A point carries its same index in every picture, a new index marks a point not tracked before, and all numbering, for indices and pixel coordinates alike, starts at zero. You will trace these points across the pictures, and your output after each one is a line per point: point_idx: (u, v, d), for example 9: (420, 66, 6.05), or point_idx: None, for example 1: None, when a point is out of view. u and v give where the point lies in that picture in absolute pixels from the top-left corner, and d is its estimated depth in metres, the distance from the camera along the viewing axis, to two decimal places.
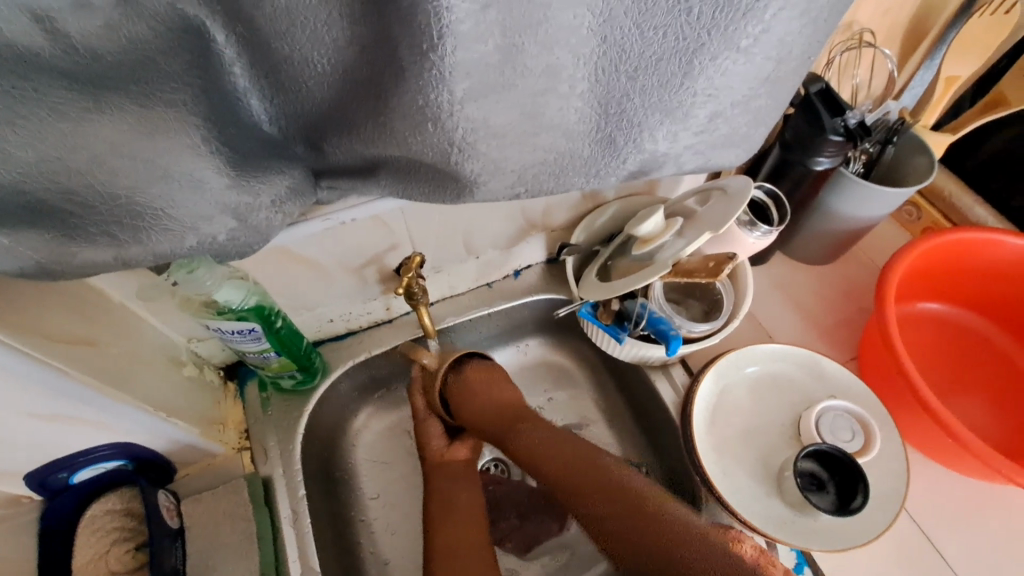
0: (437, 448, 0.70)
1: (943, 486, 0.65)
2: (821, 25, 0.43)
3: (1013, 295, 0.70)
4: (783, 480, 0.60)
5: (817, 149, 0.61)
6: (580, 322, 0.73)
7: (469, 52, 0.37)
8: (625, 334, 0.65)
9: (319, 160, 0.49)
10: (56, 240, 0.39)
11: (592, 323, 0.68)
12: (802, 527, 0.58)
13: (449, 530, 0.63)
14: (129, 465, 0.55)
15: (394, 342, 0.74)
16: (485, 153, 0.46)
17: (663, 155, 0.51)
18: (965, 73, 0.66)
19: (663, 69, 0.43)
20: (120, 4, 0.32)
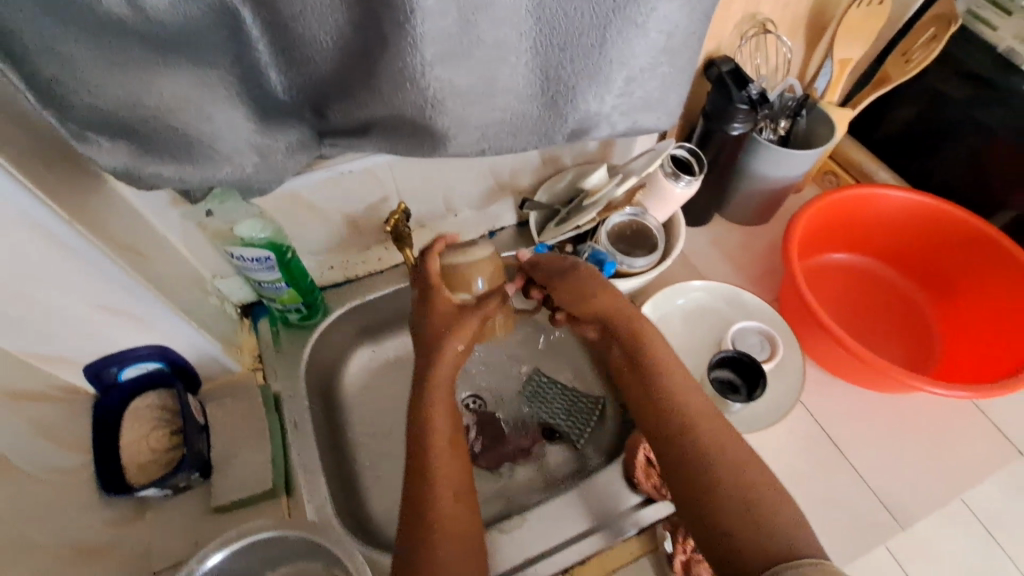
0: (451, 312, 0.61)
1: (846, 398, 0.76)
2: (700, 5, 0.57)
3: (900, 241, 0.83)
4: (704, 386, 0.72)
5: (729, 118, 0.75)
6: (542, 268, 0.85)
7: (434, 26, 0.51)
8: None
9: (323, 123, 0.63)
10: (131, 151, 0.52)
11: None
12: None
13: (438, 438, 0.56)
14: (166, 369, 0.68)
15: (480, 255, 0.63)
16: (452, 110, 0.60)
17: (595, 114, 0.65)
18: (854, 54, 0.78)
19: (583, 41, 0.57)
20: None
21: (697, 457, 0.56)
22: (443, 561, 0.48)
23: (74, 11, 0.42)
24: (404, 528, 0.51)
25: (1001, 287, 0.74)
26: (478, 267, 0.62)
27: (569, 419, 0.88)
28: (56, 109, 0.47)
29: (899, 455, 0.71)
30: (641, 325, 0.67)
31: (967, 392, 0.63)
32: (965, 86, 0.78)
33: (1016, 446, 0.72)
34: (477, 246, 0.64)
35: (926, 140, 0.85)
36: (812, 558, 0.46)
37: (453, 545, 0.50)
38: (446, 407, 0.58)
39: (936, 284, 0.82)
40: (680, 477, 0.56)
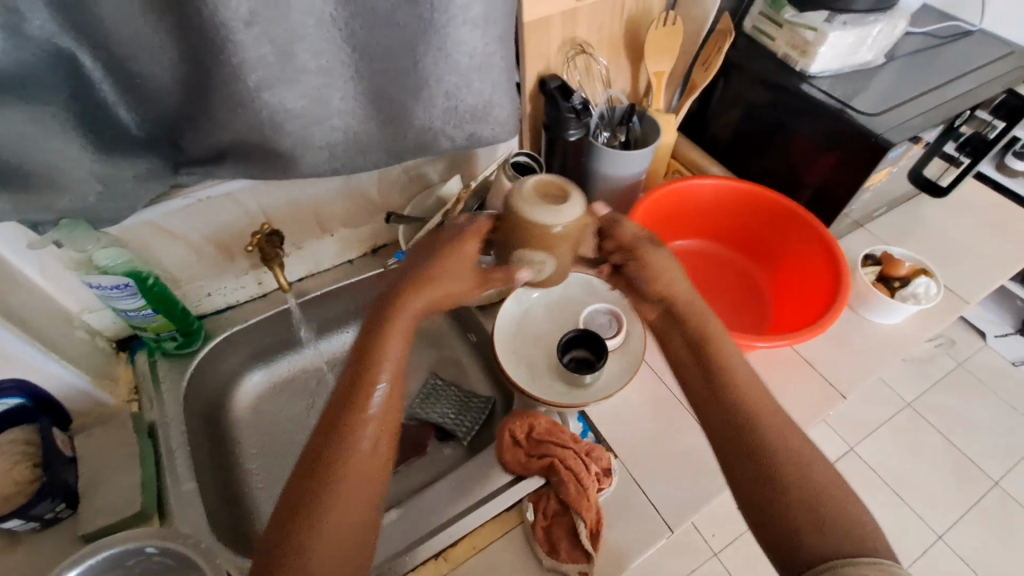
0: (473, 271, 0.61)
1: (694, 365, 0.85)
2: (496, 27, 0.65)
3: (724, 222, 0.95)
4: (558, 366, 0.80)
5: (565, 127, 0.84)
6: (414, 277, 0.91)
7: (251, 56, 0.57)
8: None
9: (179, 154, 0.68)
10: None
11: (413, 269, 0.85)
12: (573, 393, 0.78)
13: (393, 376, 0.57)
14: (27, 403, 0.68)
15: (568, 219, 0.52)
16: (291, 130, 0.66)
17: (428, 127, 0.73)
18: (665, 67, 0.91)
19: (399, 64, 0.64)
20: (13, 37, 0.49)
21: (765, 449, 0.56)
22: (327, 509, 0.51)
23: None
24: (296, 482, 0.52)
25: (805, 251, 0.87)
26: (562, 235, 0.54)
27: (459, 418, 0.91)
28: None
29: None
30: (698, 307, 0.66)
31: (784, 340, 0.73)
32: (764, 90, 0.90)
33: (840, 391, 0.82)
34: (569, 206, 0.53)
35: (743, 136, 0.97)
36: (868, 558, 0.47)
37: (340, 481, 0.52)
38: (401, 341, 0.58)
39: (761, 255, 0.94)
40: (783, 472, 0.55)
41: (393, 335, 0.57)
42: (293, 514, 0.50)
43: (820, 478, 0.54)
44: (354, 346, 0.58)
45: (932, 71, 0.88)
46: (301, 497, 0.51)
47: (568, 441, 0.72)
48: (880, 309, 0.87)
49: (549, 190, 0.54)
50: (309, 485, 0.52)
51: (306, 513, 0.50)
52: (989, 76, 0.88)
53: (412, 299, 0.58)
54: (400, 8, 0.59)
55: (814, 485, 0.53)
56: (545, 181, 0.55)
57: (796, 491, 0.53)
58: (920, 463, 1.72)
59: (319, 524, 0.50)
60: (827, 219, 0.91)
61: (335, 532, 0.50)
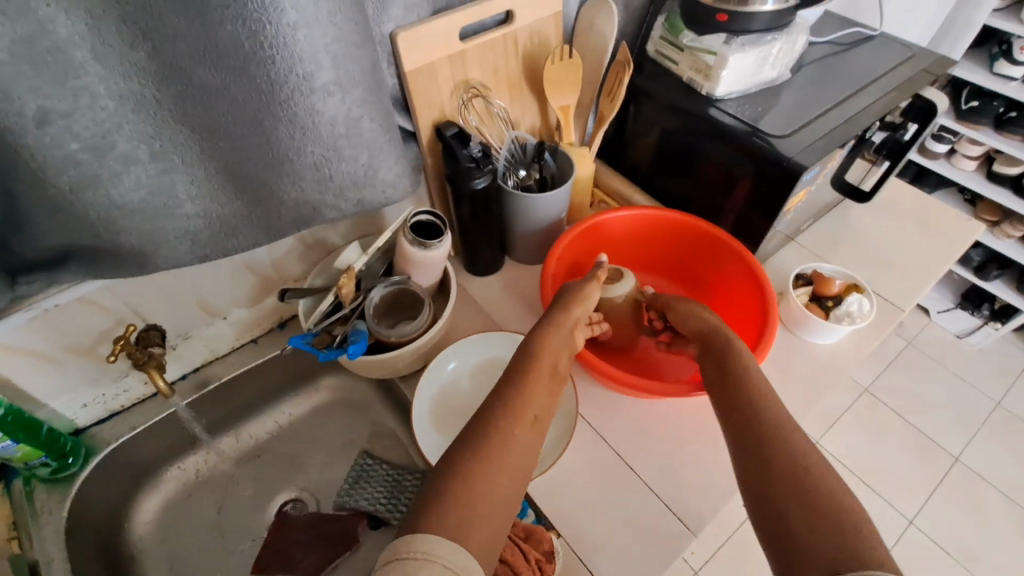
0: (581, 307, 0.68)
1: (636, 417, 0.78)
2: (356, 89, 0.58)
3: (650, 252, 0.92)
4: None
5: (468, 178, 0.78)
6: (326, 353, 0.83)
7: (56, 155, 0.48)
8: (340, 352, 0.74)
9: (12, 261, 0.58)
10: None
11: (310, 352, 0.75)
12: None
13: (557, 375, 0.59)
14: None
15: (622, 291, 0.77)
16: (134, 228, 0.57)
17: (304, 202, 0.65)
18: (570, 101, 0.86)
19: (251, 142, 0.57)
20: None
21: (770, 443, 0.53)
22: (479, 504, 0.45)
23: None
24: (478, 448, 0.49)
25: (732, 276, 0.83)
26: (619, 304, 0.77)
27: (393, 501, 0.82)
28: None
29: (684, 459, 0.74)
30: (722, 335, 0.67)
31: None
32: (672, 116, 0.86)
33: None
34: (621, 284, 0.78)
35: (660, 162, 0.93)
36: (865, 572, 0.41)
37: (498, 463, 0.48)
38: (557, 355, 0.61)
39: (689, 281, 0.91)
40: (778, 458, 0.51)
41: (550, 333, 0.62)
42: (462, 480, 0.46)
43: (823, 475, 0.49)
44: (518, 353, 0.60)
45: (836, 83, 0.86)
46: (482, 455, 0.48)
47: (505, 525, 0.66)
48: (817, 330, 0.83)
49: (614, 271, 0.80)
50: (495, 451, 0.49)
51: (467, 478, 0.46)
52: (891, 84, 0.87)
53: (570, 312, 0.66)
54: (237, 82, 0.51)
55: (821, 482, 0.48)
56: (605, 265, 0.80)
57: (792, 486, 0.49)
58: (885, 447, 1.72)
59: (473, 512, 0.44)
60: (753, 242, 0.87)
61: (478, 503, 0.45)
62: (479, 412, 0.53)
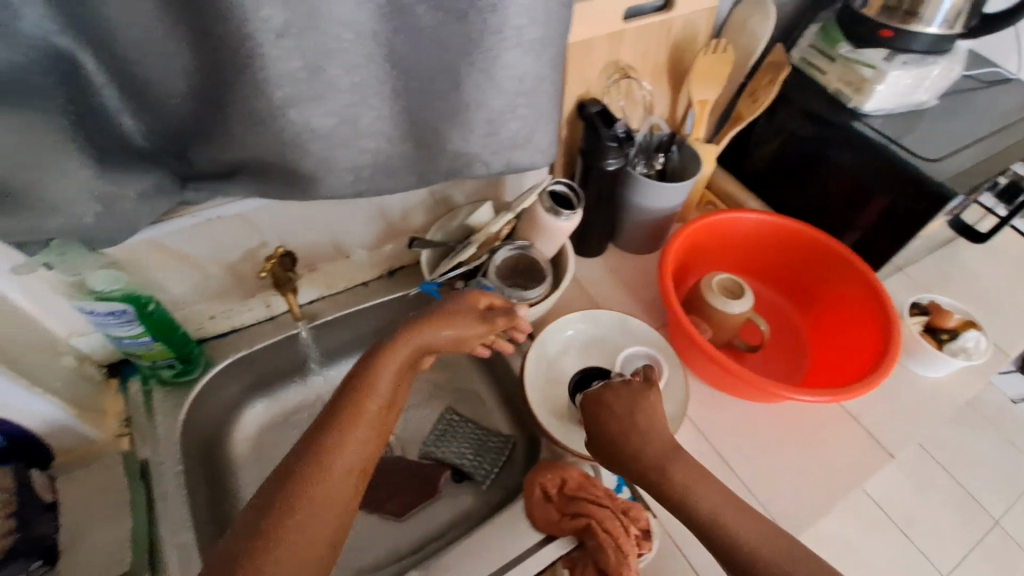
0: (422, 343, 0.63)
1: (731, 417, 0.79)
2: (550, 51, 0.59)
3: (765, 259, 0.91)
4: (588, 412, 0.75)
5: (603, 154, 0.79)
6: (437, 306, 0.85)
7: (281, 69, 0.51)
8: None
9: (186, 168, 0.61)
10: None
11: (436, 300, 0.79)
12: None
13: (393, 404, 0.60)
14: (3, 442, 0.61)
15: (735, 309, 0.79)
16: (315, 152, 0.60)
17: (464, 154, 0.67)
18: (710, 97, 0.86)
19: (442, 85, 0.59)
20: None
21: (686, 503, 0.57)
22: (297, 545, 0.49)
23: None
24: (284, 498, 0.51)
25: (849, 298, 0.83)
26: (729, 317, 0.80)
27: (478, 459, 0.86)
28: None
29: (780, 464, 0.75)
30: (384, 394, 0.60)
31: (828, 396, 0.68)
32: (808, 123, 0.86)
33: (887, 450, 0.77)
34: (736, 301, 0.80)
35: (782, 171, 0.93)
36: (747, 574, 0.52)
37: (332, 479, 0.52)
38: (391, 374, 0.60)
39: (801, 297, 0.91)
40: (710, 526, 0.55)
41: (382, 369, 0.59)
42: (298, 491, 0.51)
43: (753, 547, 0.53)
44: (341, 389, 0.59)
45: (980, 116, 0.85)
46: (322, 471, 0.52)
47: (602, 496, 0.67)
48: (924, 360, 0.83)
49: (729, 289, 0.83)
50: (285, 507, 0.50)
51: (302, 490, 0.51)
52: None
53: (400, 344, 0.61)
54: (448, 24, 0.53)
55: (732, 543, 0.53)
56: (725, 280, 0.83)
57: (724, 545, 0.54)
58: (927, 497, 1.66)
59: (289, 538, 0.49)
60: (871, 264, 0.86)
61: (314, 511, 0.51)
62: (295, 449, 0.55)
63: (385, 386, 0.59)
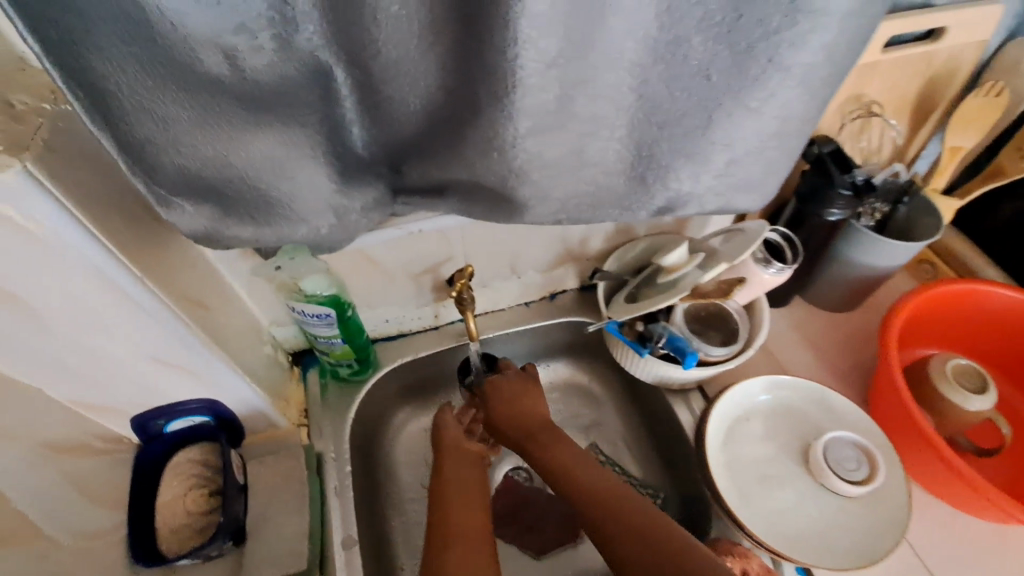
0: (452, 441, 0.72)
1: (950, 531, 0.66)
2: (822, 91, 0.50)
3: (1015, 345, 0.74)
4: (776, 495, 0.67)
5: (828, 202, 0.69)
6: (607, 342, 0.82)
7: (533, 99, 0.47)
8: (647, 350, 0.72)
9: (398, 179, 0.60)
10: (215, 216, 0.51)
11: (617, 340, 0.75)
12: (795, 538, 0.63)
13: (472, 480, 0.68)
14: (211, 422, 0.66)
15: (977, 408, 0.66)
16: (535, 181, 0.56)
17: (687, 194, 0.60)
18: (968, 144, 0.72)
19: (687, 122, 0.52)
20: (281, 50, 0.43)
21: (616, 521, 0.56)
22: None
23: (171, 70, 0.41)
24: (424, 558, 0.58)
25: None
26: (965, 413, 0.67)
27: None
28: (149, 180, 0.46)
29: None
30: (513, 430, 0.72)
31: None
32: None
33: None
34: (977, 397, 0.66)
35: None
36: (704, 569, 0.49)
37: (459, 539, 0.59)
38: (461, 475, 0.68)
39: None
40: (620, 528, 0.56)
41: (447, 476, 0.68)
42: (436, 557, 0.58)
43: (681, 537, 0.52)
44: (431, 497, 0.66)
45: None
46: (444, 540, 0.59)
47: None
48: None
49: (970, 378, 0.69)
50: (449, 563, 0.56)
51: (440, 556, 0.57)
52: None
53: (447, 456, 0.70)
54: (720, 56, 0.47)
55: (662, 532, 0.54)
56: (963, 365, 0.70)
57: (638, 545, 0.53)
58: None
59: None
60: None
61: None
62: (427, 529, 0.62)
63: (456, 481, 0.67)
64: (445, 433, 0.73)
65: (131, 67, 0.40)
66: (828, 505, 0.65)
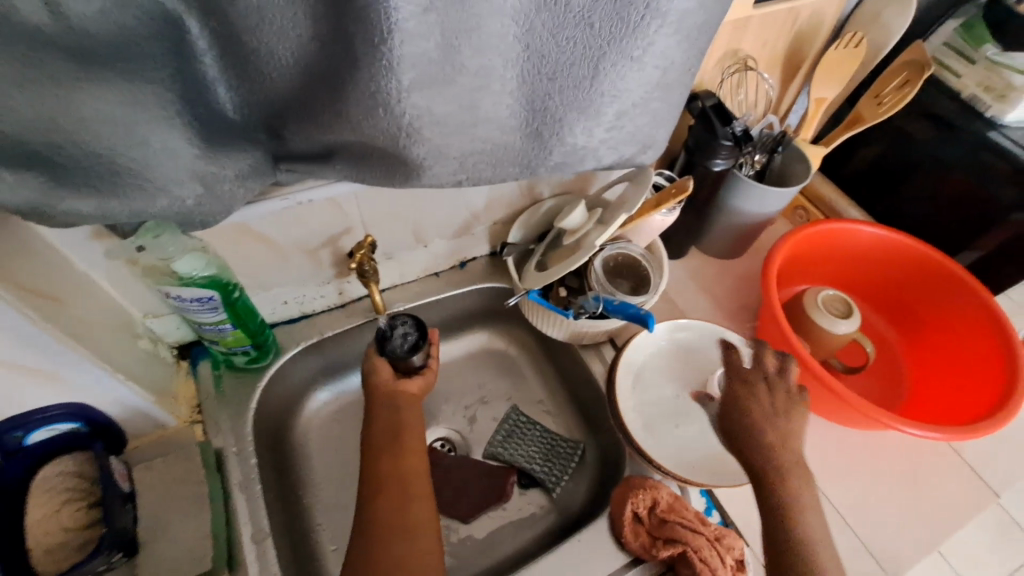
0: (386, 387, 0.68)
1: (823, 442, 0.77)
2: (697, 42, 0.53)
3: (870, 274, 0.85)
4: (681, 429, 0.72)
5: (713, 153, 0.73)
6: (527, 312, 0.81)
7: (412, 48, 0.45)
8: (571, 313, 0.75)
9: (279, 146, 0.55)
10: (42, 185, 0.43)
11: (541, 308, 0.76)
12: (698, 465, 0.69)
13: (410, 428, 0.67)
14: (83, 429, 0.59)
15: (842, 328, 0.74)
16: (429, 140, 0.53)
17: (583, 149, 0.60)
18: (830, 94, 0.80)
19: (575, 72, 0.52)
20: None
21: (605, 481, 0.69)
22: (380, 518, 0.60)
23: None
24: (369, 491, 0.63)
25: (955, 323, 0.76)
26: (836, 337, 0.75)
27: (547, 465, 0.83)
28: None
29: (877, 495, 0.73)
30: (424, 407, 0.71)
31: (942, 435, 0.63)
32: (954, 146, 0.77)
33: (991, 487, 0.74)
34: (843, 321, 0.75)
35: (888, 173, 0.87)
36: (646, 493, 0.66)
37: (391, 499, 0.62)
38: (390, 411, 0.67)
39: (900, 318, 0.84)
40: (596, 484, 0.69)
41: (380, 413, 0.67)
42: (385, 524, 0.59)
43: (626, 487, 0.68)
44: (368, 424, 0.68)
45: None
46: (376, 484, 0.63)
47: (694, 521, 0.64)
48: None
49: (837, 306, 0.77)
50: (378, 501, 0.62)
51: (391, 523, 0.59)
52: None
53: (380, 390, 0.68)
54: (600, 3, 0.47)
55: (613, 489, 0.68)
56: (831, 296, 0.78)
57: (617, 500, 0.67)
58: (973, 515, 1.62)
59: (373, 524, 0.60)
60: (989, 286, 0.81)
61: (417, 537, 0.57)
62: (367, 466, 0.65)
63: (389, 421, 0.67)
64: (377, 377, 0.69)
65: None
66: None
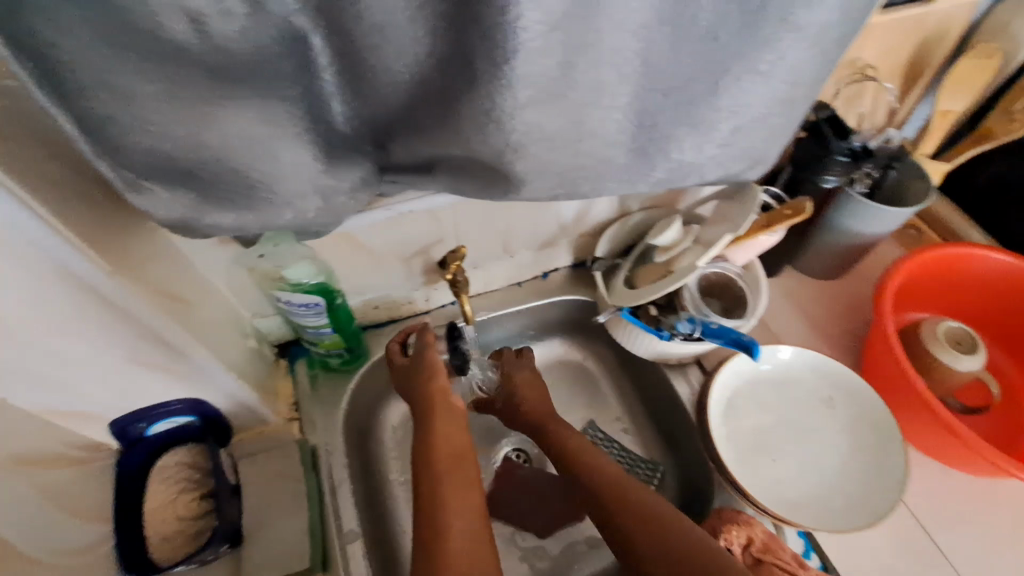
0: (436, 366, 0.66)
1: (937, 487, 0.70)
2: (830, 56, 0.49)
3: (998, 306, 0.76)
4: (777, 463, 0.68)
5: (825, 169, 0.69)
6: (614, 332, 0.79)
7: (533, 65, 0.44)
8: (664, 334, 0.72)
9: (385, 157, 0.56)
10: (192, 200, 0.47)
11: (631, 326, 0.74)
12: (796, 503, 0.65)
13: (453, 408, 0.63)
14: (196, 422, 0.63)
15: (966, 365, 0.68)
16: (534, 155, 0.53)
17: (690, 164, 0.58)
18: (957, 108, 0.73)
19: (693, 87, 0.50)
20: (252, 15, 0.38)
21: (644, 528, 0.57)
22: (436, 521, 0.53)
23: (132, 39, 0.36)
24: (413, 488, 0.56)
25: None
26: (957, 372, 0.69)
27: None
28: (115, 163, 0.42)
29: (1002, 553, 0.65)
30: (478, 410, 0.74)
31: None
32: None
33: None
34: (966, 356, 0.68)
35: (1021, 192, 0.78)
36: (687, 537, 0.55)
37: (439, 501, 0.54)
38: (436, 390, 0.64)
39: None
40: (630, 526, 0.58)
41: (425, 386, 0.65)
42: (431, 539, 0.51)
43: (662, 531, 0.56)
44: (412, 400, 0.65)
45: None
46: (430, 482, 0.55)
47: (793, 564, 0.59)
48: None
49: (961, 340, 0.70)
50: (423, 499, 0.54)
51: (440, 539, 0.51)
52: None
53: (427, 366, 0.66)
54: (730, 16, 0.45)
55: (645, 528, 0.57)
56: (953, 328, 0.71)
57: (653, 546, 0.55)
58: None
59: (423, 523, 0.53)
60: None
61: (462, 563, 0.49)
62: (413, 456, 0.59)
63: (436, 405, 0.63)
64: (427, 356, 0.67)
65: (83, 31, 0.35)
66: (830, 470, 0.67)
